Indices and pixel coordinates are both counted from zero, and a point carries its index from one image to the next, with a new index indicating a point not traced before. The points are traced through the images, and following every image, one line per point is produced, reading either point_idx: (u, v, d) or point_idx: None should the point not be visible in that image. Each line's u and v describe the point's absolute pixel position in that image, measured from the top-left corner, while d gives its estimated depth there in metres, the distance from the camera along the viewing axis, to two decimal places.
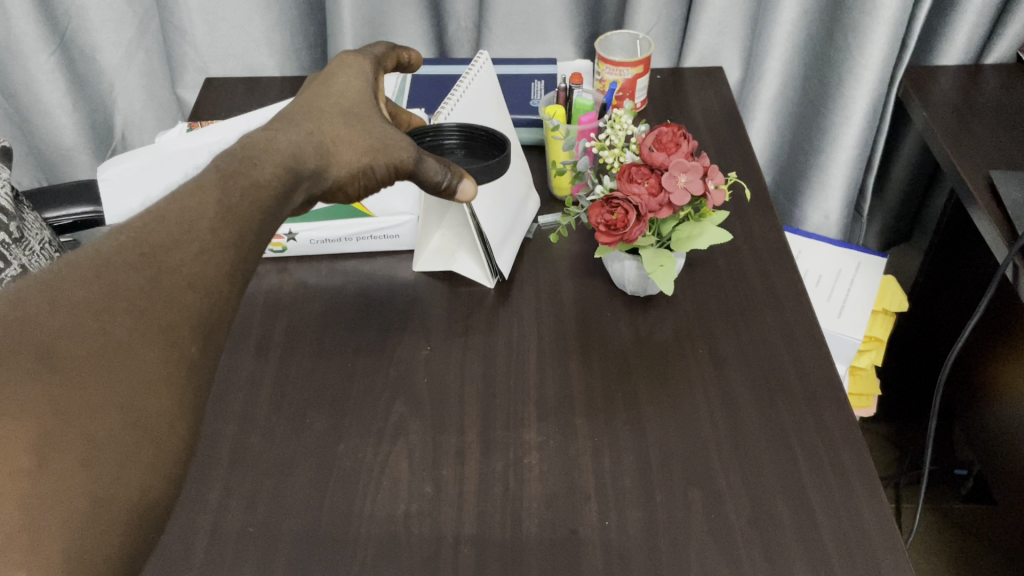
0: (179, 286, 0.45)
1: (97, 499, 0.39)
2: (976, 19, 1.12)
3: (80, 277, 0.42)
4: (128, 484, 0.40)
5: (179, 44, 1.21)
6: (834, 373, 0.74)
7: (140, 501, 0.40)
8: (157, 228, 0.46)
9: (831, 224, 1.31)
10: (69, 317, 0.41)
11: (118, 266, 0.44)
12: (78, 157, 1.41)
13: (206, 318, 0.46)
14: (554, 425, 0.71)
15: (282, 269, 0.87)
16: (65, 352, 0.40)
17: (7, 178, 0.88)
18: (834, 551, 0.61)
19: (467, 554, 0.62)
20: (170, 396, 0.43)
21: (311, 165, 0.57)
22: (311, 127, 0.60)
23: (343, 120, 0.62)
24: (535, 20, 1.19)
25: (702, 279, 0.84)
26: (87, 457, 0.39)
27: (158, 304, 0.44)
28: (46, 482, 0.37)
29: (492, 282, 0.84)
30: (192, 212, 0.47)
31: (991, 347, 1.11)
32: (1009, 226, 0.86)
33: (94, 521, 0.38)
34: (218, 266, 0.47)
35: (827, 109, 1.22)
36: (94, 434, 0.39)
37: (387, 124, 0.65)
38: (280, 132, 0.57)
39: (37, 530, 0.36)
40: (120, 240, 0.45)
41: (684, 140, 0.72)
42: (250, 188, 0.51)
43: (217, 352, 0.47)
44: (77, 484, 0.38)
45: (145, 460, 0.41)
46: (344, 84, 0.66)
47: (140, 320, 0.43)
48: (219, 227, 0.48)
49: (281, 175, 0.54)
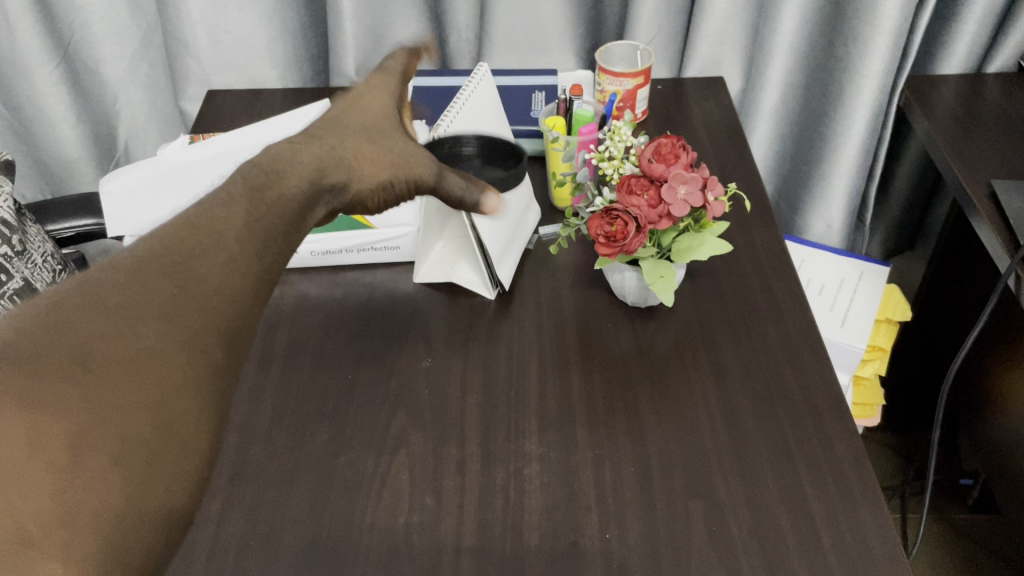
0: (207, 294, 0.45)
1: (130, 496, 0.38)
2: (976, 28, 1.12)
3: (115, 283, 0.43)
4: (158, 482, 0.39)
5: (182, 56, 1.22)
6: (835, 384, 0.74)
7: (172, 502, 0.39)
8: (186, 239, 0.46)
9: (834, 234, 1.31)
10: (102, 319, 0.41)
11: (149, 276, 0.44)
12: (83, 169, 1.42)
13: (228, 326, 0.45)
14: (555, 436, 0.70)
15: (283, 280, 0.87)
16: (101, 354, 0.40)
17: (9, 191, 0.88)
18: (835, 563, 0.61)
19: (468, 566, 0.62)
20: (198, 398, 0.42)
21: (332, 178, 0.57)
22: (333, 142, 0.60)
23: (365, 136, 0.62)
24: (536, 31, 1.20)
25: (703, 289, 0.84)
26: (119, 456, 0.38)
27: (186, 309, 0.44)
28: (80, 477, 0.37)
29: (493, 293, 0.84)
30: (222, 221, 0.48)
31: (995, 353, 1.11)
32: (1011, 237, 0.86)
33: (125, 520, 0.37)
34: (243, 277, 0.47)
35: (829, 119, 1.22)
36: (125, 433, 0.39)
37: (410, 142, 0.65)
38: (304, 145, 0.58)
39: (71, 524, 0.36)
40: (150, 251, 0.45)
41: (683, 151, 0.72)
42: (276, 200, 0.52)
43: (240, 365, 0.46)
44: (110, 483, 0.37)
45: (174, 459, 0.40)
46: (366, 101, 0.66)
47: (169, 325, 0.43)
48: (245, 238, 0.48)
49: (306, 188, 0.55)
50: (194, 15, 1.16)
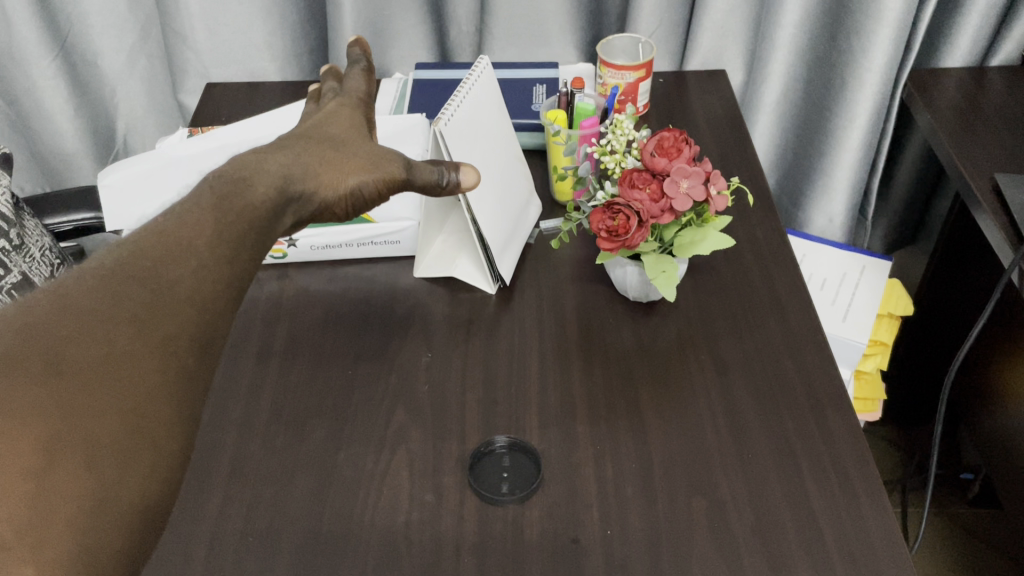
0: (179, 300, 0.44)
1: (100, 500, 0.38)
2: (979, 21, 1.11)
3: (86, 286, 0.42)
4: (130, 486, 0.40)
5: (180, 49, 1.21)
6: (838, 380, 0.74)
7: (142, 504, 0.40)
8: (158, 244, 0.46)
9: (836, 227, 1.30)
10: (74, 323, 0.40)
11: (120, 279, 0.43)
12: (81, 163, 1.41)
13: (202, 331, 0.45)
14: (556, 432, 0.70)
15: (282, 275, 0.87)
16: (73, 357, 0.40)
17: (7, 185, 0.88)
18: (838, 560, 0.61)
19: (468, 563, 0.61)
20: (171, 401, 0.42)
21: (299, 186, 0.57)
22: (296, 150, 0.60)
23: (328, 144, 0.62)
24: (537, 24, 1.19)
25: (705, 284, 0.84)
26: (91, 461, 0.38)
27: (159, 314, 0.43)
28: (50, 484, 0.37)
29: (494, 288, 0.83)
30: (192, 228, 0.47)
31: (999, 348, 1.10)
32: (1015, 231, 0.86)
33: (95, 524, 0.38)
34: (215, 282, 0.46)
35: (830, 113, 1.22)
36: (97, 439, 0.39)
37: (375, 145, 0.65)
38: (270, 155, 0.57)
39: (42, 529, 0.36)
40: (122, 253, 0.45)
41: (686, 145, 0.71)
42: (244, 208, 0.51)
43: (214, 367, 0.46)
44: (80, 488, 0.38)
45: (146, 463, 0.40)
46: (328, 115, 0.66)
47: (141, 330, 0.42)
48: (216, 244, 0.48)
49: (273, 196, 0.54)
50: (192, 7, 1.15)
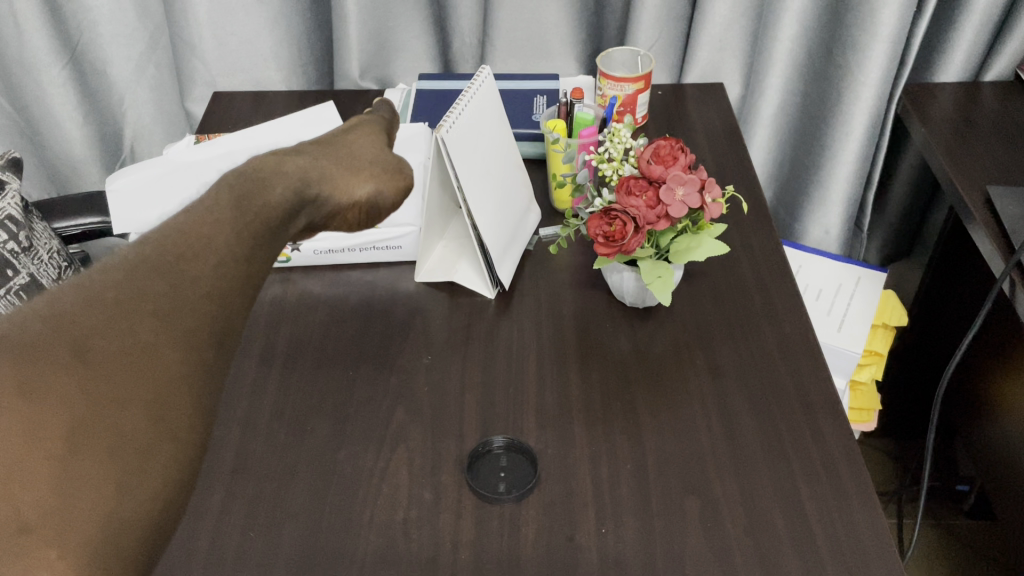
0: (198, 295, 0.46)
1: (124, 488, 0.39)
2: (973, 37, 1.13)
3: (110, 280, 0.43)
4: (151, 476, 0.41)
5: (188, 58, 1.23)
6: (830, 386, 0.75)
7: (162, 494, 0.41)
8: (178, 240, 0.47)
9: (831, 240, 1.32)
10: (100, 314, 0.42)
11: (143, 273, 0.44)
12: (88, 169, 1.43)
13: (220, 324, 0.46)
14: (553, 433, 0.71)
15: (285, 279, 0.88)
16: (99, 347, 0.41)
17: (17, 188, 0.90)
18: (828, 558, 0.62)
19: (466, 559, 0.63)
20: (192, 393, 0.44)
21: (316, 189, 0.59)
22: (315, 157, 0.62)
23: (349, 156, 0.65)
24: (538, 36, 1.21)
25: (701, 290, 0.85)
26: (115, 449, 0.40)
27: (181, 309, 0.44)
28: (76, 470, 0.38)
29: (494, 292, 0.85)
30: (211, 227, 0.49)
31: (993, 361, 1.11)
32: (1005, 241, 0.87)
33: (119, 511, 0.39)
34: (233, 279, 0.48)
35: (828, 125, 1.23)
36: (121, 426, 0.40)
37: (390, 155, 0.68)
38: (288, 157, 0.60)
39: (66, 514, 0.37)
40: (144, 249, 0.46)
41: (682, 153, 0.73)
42: (261, 208, 0.53)
43: (229, 362, 0.47)
44: (104, 475, 0.39)
45: (168, 454, 0.42)
46: (358, 133, 0.69)
47: (164, 323, 0.43)
48: (235, 243, 0.49)
49: (290, 197, 0.56)
50: (200, 16, 1.18)
